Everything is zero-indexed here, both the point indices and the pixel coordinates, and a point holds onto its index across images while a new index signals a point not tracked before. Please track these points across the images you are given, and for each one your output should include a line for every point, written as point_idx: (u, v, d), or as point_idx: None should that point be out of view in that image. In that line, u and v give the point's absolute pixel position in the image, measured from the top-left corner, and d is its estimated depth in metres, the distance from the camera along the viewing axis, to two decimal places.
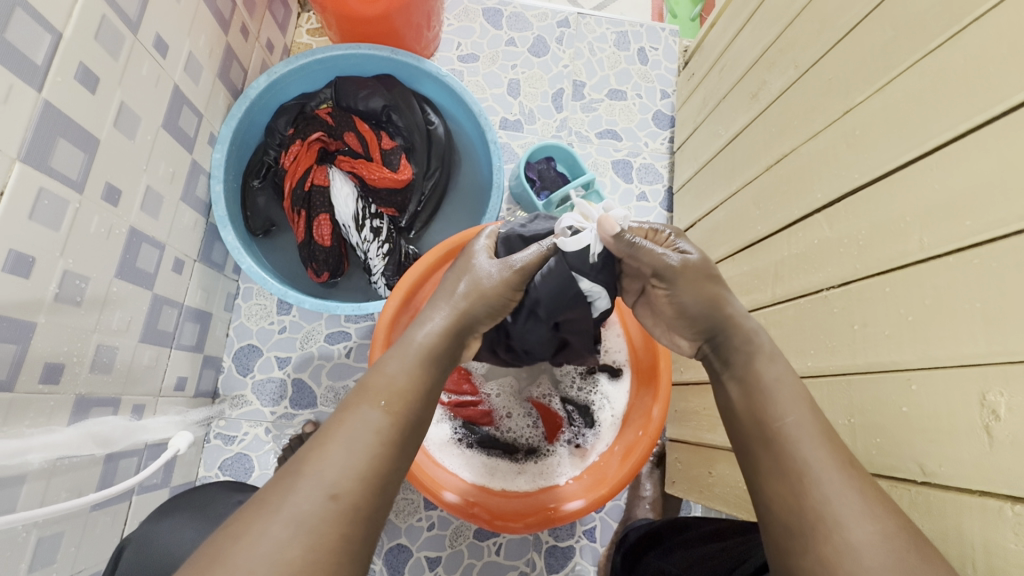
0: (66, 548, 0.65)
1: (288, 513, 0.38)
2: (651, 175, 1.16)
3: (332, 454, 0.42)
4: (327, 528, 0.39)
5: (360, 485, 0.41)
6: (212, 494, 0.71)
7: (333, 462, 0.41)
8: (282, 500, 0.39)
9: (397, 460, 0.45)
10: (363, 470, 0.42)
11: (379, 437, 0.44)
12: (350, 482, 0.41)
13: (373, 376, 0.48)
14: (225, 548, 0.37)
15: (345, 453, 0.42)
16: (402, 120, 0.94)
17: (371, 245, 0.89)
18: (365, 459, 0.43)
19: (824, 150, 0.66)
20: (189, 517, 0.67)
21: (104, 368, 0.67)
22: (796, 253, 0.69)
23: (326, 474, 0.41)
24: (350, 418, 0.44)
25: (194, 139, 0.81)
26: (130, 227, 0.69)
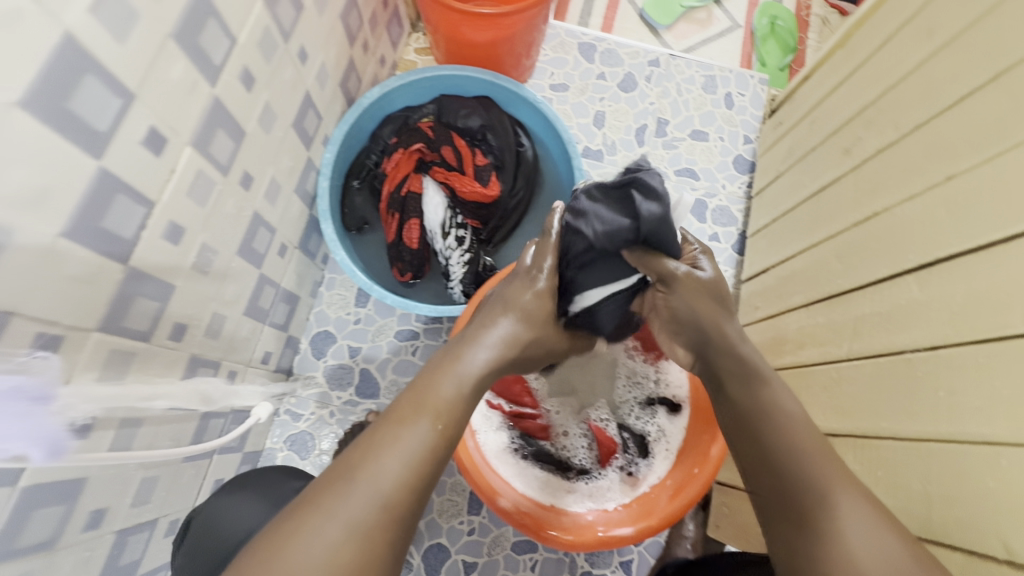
0: (159, 492, 0.71)
1: (345, 512, 0.46)
2: (725, 217, 1.16)
3: (386, 465, 0.49)
4: (378, 529, 0.46)
5: (404, 493, 0.49)
6: (273, 476, 0.76)
7: (385, 471, 0.49)
8: (340, 501, 0.46)
9: (435, 473, 0.52)
10: (408, 480, 0.49)
11: (424, 451, 0.52)
12: (396, 491, 0.48)
13: (431, 388, 0.57)
14: (288, 538, 0.44)
15: (395, 464, 0.49)
16: (496, 139, 1.00)
17: (454, 252, 0.94)
18: (414, 471, 0.50)
19: (921, 213, 0.66)
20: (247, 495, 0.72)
21: (214, 334, 0.74)
22: (879, 311, 0.68)
23: (379, 481, 0.48)
24: (401, 435, 0.51)
25: (312, 137, 0.90)
26: (254, 211, 0.76)
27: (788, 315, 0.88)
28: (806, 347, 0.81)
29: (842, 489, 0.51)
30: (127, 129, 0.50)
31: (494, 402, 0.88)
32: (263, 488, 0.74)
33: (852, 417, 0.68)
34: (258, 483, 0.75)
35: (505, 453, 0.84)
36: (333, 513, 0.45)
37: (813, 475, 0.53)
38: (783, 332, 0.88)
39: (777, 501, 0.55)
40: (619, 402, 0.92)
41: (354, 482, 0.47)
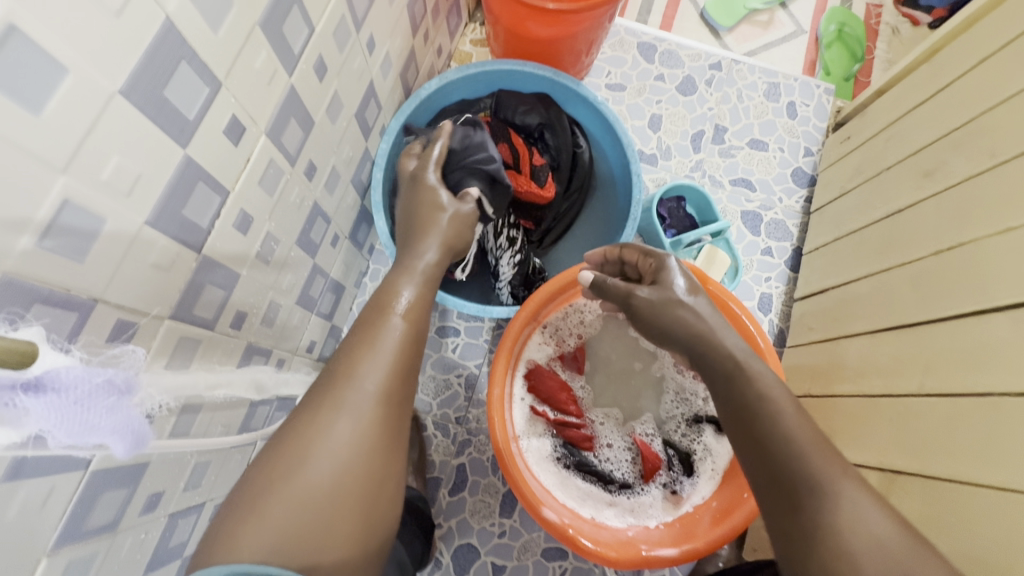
0: (209, 477, 0.71)
1: (341, 416, 0.50)
2: (780, 231, 1.13)
3: (365, 371, 0.53)
4: (371, 418, 0.52)
5: (390, 386, 0.54)
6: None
7: (367, 374, 0.53)
8: (332, 409, 0.51)
9: (412, 363, 0.58)
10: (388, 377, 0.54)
11: (393, 355, 0.56)
12: (379, 385, 0.53)
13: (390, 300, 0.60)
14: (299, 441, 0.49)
15: (372, 365, 0.54)
16: (554, 139, 0.98)
17: (504, 253, 0.91)
18: (388, 368, 0.54)
19: (1017, 247, 0.62)
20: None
21: (268, 322, 0.74)
22: (957, 347, 0.65)
23: (363, 382, 0.52)
24: (367, 347, 0.55)
25: (371, 128, 0.89)
26: (314, 200, 0.76)
27: (847, 341, 0.85)
28: (868, 375, 0.78)
29: (839, 474, 0.52)
30: (212, 117, 0.49)
31: (539, 409, 0.86)
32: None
33: (921, 456, 0.64)
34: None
35: (548, 461, 0.83)
36: (328, 421, 0.50)
37: (808, 467, 0.53)
38: (842, 357, 0.85)
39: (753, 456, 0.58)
40: (665, 417, 0.90)
41: (340, 391, 0.52)
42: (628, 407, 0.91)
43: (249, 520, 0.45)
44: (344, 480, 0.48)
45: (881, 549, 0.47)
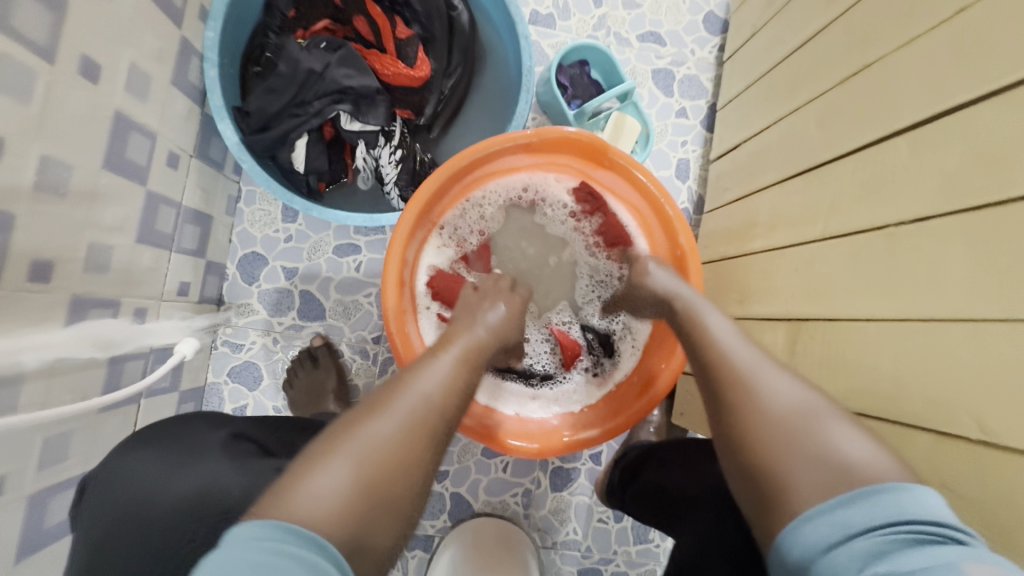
0: (77, 448, 0.63)
1: (398, 413, 0.46)
2: (694, 89, 1.04)
3: (426, 379, 0.50)
4: (429, 428, 0.46)
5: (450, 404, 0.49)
6: (188, 424, 0.58)
7: (426, 383, 0.49)
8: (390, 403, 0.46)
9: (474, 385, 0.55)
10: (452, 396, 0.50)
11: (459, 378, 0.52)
12: (441, 400, 0.49)
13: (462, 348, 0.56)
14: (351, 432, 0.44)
15: (433, 378, 0.50)
16: (421, 3, 0.81)
17: (382, 150, 0.80)
18: (453, 388, 0.50)
19: (921, 61, 0.55)
20: (160, 446, 0.55)
21: (101, 268, 0.62)
22: (861, 182, 0.60)
23: (424, 392, 0.48)
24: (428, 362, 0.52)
25: (181, 10, 0.70)
26: (116, 110, 0.61)
27: (759, 196, 0.81)
28: (778, 228, 0.74)
29: (747, 353, 0.51)
30: None
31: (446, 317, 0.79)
32: (175, 436, 0.56)
33: (827, 301, 0.62)
34: (160, 433, 0.57)
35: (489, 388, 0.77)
36: (392, 404, 0.46)
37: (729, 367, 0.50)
38: (754, 215, 0.81)
39: (705, 372, 0.52)
40: (583, 303, 0.86)
41: (399, 391, 0.48)
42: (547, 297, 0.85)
43: (293, 492, 0.39)
44: (388, 493, 0.42)
45: (810, 433, 0.44)
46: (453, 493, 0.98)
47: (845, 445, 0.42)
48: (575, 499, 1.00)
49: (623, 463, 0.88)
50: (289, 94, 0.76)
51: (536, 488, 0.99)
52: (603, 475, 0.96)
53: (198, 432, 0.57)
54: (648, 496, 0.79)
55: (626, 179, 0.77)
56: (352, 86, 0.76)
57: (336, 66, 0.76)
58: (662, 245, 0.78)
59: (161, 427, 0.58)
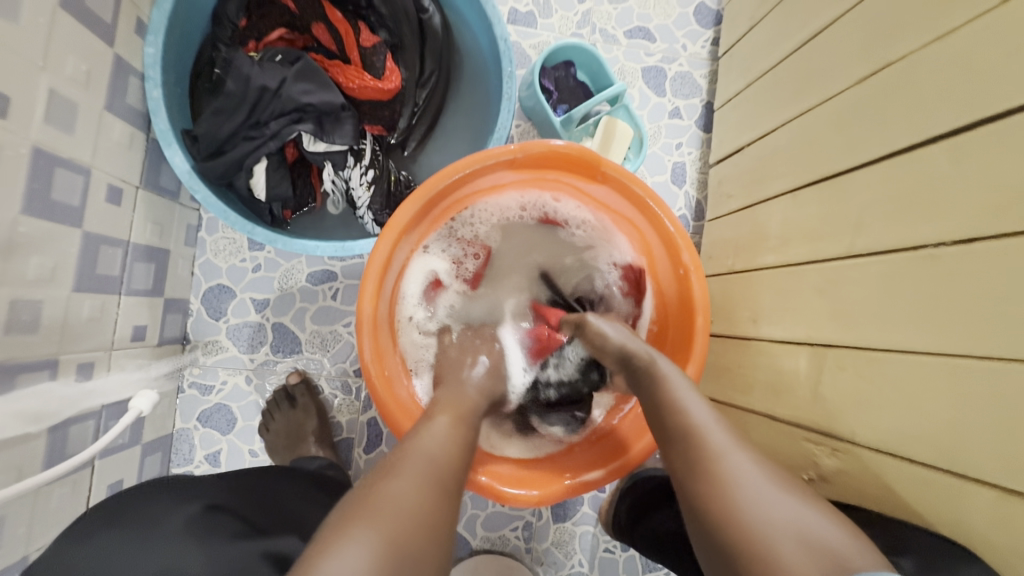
0: (14, 531, 0.55)
1: (410, 477, 0.42)
2: (687, 87, 0.97)
3: (428, 441, 0.46)
4: (444, 490, 0.43)
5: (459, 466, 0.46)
6: (146, 500, 0.49)
7: (432, 445, 0.46)
8: (400, 469, 0.43)
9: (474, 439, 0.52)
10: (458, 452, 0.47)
11: (461, 436, 0.49)
12: (449, 460, 0.46)
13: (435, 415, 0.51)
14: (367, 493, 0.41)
15: (437, 439, 0.47)
16: (386, 6, 0.73)
17: (352, 171, 0.72)
18: (457, 447, 0.48)
19: (958, 58, 0.48)
20: (107, 533, 0.45)
21: (29, 328, 0.54)
22: (890, 196, 0.54)
23: (432, 453, 0.45)
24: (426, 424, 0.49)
25: (114, 26, 0.62)
26: (35, 145, 0.53)
27: (768, 206, 0.74)
28: (791, 243, 0.68)
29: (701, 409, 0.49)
30: None
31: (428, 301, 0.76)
32: (126, 517, 0.47)
33: (853, 327, 0.56)
34: (115, 509, 0.48)
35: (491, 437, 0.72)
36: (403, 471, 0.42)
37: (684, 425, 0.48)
38: (764, 226, 0.74)
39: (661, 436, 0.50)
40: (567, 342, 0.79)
41: (407, 455, 0.44)
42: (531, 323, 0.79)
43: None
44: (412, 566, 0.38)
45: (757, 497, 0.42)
46: None
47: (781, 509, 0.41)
48: (579, 530, 0.94)
49: (631, 497, 0.82)
50: (242, 114, 0.68)
51: (537, 520, 0.93)
52: (606, 504, 0.90)
53: (157, 508, 0.48)
54: (681, 540, 0.71)
55: (620, 192, 0.70)
56: (312, 103, 0.69)
57: (293, 81, 0.68)
58: (665, 268, 0.71)
59: (111, 505, 0.49)
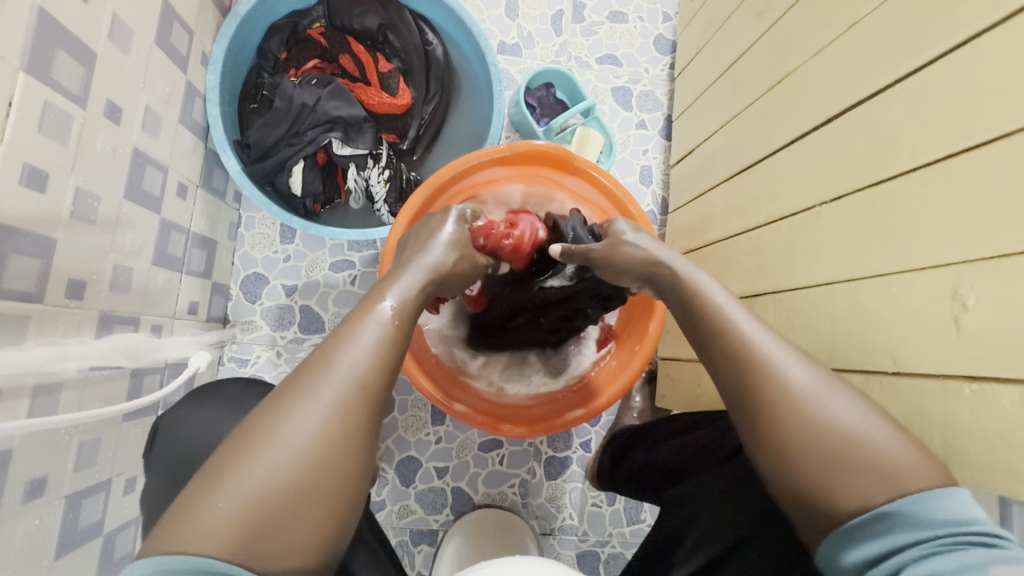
0: (105, 453, 0.69)
1: (322, 399, 0.42)
2: (650, 103, 1.14)
3: (354, 354, 0.44)
4: (355, 410, 0.42)
5: (380, 379, 0.45)
6: (230, 388, 0.69)
7: (353, 360, 0.44)
8: (313, 387, 0.42)
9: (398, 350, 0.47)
10: (384, 368, 0.45)
11: (391, 346, 0.46)
12: (373, 374, 0.44)
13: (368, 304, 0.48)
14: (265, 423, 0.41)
15: (364, 352, 0.44)
16: (399, 40, 0.91)
17: (371, 171, 0.89)
18: (383, 357, 0.45)
19: (824, 67, 0.65)
20: (208, 402, 0.66)
21: (123, 288, 0.69)
22: (792, 172, 0.69)
23: (352, 369, 0.43)
24: (356, 328, 0.46)
25: (186, 58, 0.79)
26: (134, 147, 0.69)
27: (713, 193, 0.90)
28: (731, 219, 0.83)
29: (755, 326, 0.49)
30: None
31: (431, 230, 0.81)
32: (219, 394, 0.67)
33: (772, 277, 0.71)
34: (202, 393, 0.67)
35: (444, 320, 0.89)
36: (303, 401, 0.42)
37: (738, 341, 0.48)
38: (710, 209, 0.90)
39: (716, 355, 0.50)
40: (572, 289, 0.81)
41: (324, 372, 0.43)
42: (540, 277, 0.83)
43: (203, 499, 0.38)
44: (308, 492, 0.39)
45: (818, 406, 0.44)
46: (454, 488, 1.04)
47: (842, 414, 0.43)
48: (570, 486, 1.06)
49: (612, 447, 0.93)
50: (285, 126, 0.85)
51: (532, 477, 1.06)
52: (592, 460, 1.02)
53: (239, 391, 0.68)
54: (645, 472, 0.80)
55: (592, 184, 0.86)
56: (341, 116, 0.85)
57: (326, 99, 0.85)
58: None
59: (206, 389, 0.69)
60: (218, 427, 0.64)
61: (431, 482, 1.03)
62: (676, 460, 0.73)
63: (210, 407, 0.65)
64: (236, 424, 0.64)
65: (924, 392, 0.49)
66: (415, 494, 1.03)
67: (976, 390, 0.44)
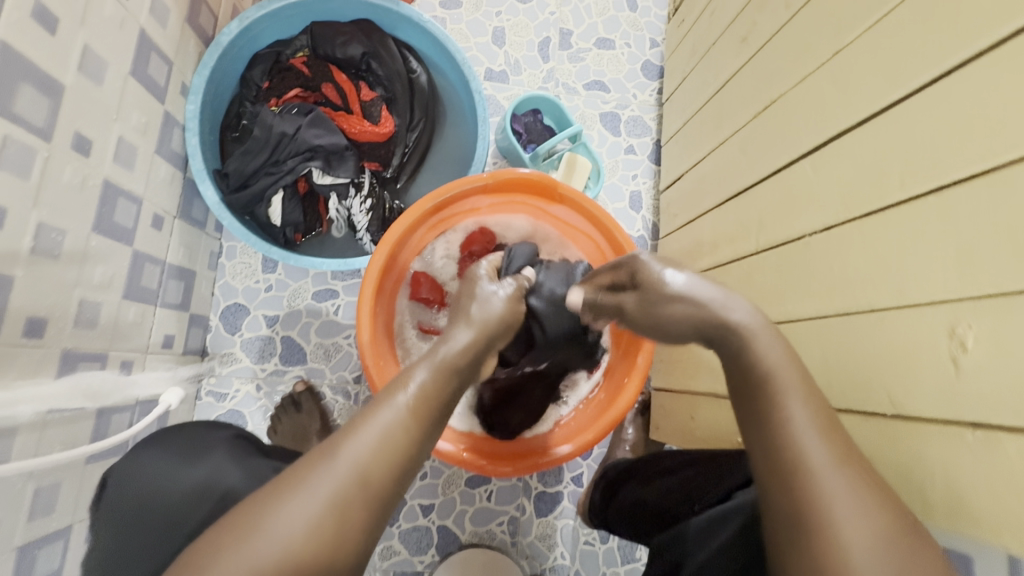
0: (65, 498, 0.65)
1: (322, 494, 0.38)
2: (639, 128, 1.14)
3: (364, 442, 0.40)
4: (353, 510, 0.38)
5: (389, 473, 0.40)
6: (192, 428, 0.60)
7: (363, 449, 0.40)
8: (316, 478, 0.38)
9: (421, 442, 0.43)
10: (395, 461, 0.41)
11: (407, 436, 0.42)
12: (382, 470, 0.40)
13: (403, 380, 0.45)
14: (263, 512, 0.37)
15: (376, 440, 0.40)
16: (382, 68, 0.91)
17: (353, 200, 0.87)
18: (396, 450, 0.41)
19: (808, 95, 0.64)
20: (168, 446, 0.57)
21: (89, 323, 0.67)
22: (779, 200, 0.67)
23: (360, 461, 0.39)
24: (376, 411, 0.42)
25: (165, 88, 0.78)
26: (105, 178, 0.67)
27: (702, 220, 0.88)
28: (720, 246, 0.81)
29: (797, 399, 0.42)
30: None
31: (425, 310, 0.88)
32: (179, 436, 0.59)
33: (762, 307, 0.68)
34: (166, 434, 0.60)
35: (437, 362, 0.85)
36: (305, 490, 0.38)
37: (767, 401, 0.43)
38: (700, 236, 0.88)
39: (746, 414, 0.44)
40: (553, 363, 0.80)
41: (331, 459, 0.39)
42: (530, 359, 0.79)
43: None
44: None
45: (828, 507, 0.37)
46: (440, 526, 0.99)
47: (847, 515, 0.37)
48: (561, 523, 1.01)
49: (602, 482, 0.88)
50: (265, 154, 0.83)
51: (522, 514, 1.01)
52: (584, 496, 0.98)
53: (202, 433, 0.60)
54: (640, 512, 0.77)
55: (577, 211, 0.84)
56: (322, 144, 0.84)
57: (307, 128, 0.84)
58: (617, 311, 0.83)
59: (167, 431, 0.60)
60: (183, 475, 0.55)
61: (416, 520, 0.99)
62: (665, 502, 0.72)
63: (167, 449, 0.57)
64: (201, 471, 0.55)
65: (925, 435, 0.46)
66: (399, 533, 0.98)
67: (979, 436, 0.41)
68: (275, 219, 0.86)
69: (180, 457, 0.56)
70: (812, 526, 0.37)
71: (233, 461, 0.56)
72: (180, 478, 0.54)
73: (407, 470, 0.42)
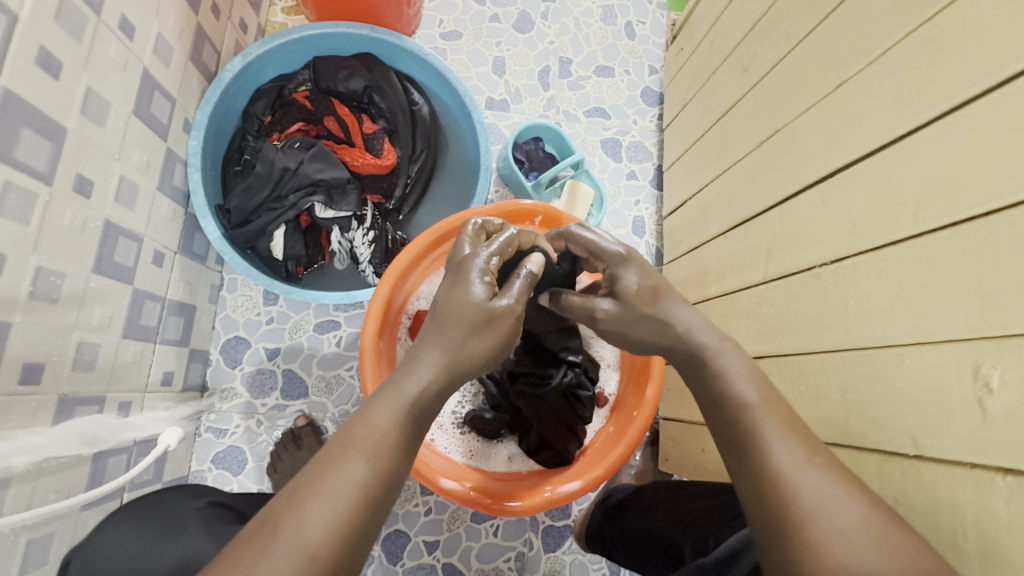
0: (59, 549, 0.63)
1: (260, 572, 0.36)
2: (640, 154, 1.14)
3: (310, 511, 0.39)
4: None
5: (335, 543, 0.39)
6: (171, 496, 0.58)
7: (314, 518, 0.39)
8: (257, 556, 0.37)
9: (374, 513, 0.41)
10: (347, 538, 0.39)
11: (363, 497, 0.41)
12: (329, 546, 0.38)
13: (359, 427, 0.44)
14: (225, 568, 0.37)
15: (325, 508, 0.39)
16: (385, 101, 0.91)
17: (355, 233, 0.87)
18: (345, 521, 0.39)
19: (813, 125, 0.64)
20: (140, 520, 0.55)
21: (87, 366, 0.66)
22: (787, 230, 0.67)
23: (304, 534, 0.38)
24: (332, 468, 0.41)
25: (167, 125, 0.78)
26: (106, 220, 0.66)
27: (708, 247, 0.87)
28: (726, 275, 0.80)
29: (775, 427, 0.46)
30: None
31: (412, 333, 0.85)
32: (155, 510, 0.56)
33: (773, 338, 0.67)
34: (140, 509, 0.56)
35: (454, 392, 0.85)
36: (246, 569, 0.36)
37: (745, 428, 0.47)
38: (706, 263, 0.87)
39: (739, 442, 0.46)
40: (574, 410, 0.79)
41: (274, 535, 0.38)
42: (553, 411, 0.77)
43: None
44: None
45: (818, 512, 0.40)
46: (445, 564, 0.96)
47: (835, 512, 0.40)
48: (570, 558, 0.98)
49: (606, 504, 0.85)
50: (267, 189, 0.83)
51: (529, 549, 0.98)
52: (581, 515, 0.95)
53: (178, 505, 0.57)
54: (648, 540, 0.72)
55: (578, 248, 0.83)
56: (325, 178, 0.84)
57: (309, 163, 0.84)
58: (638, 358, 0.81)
59: (141, 503, 0.57)
60: (161, 552, 0.52)
61: (420, 558, 0.96)
62: (675, 532, 0.68)
63: (139, 529, 0.53)
64: (176, 550, 0.52)
65: (952, 479, 0.44)
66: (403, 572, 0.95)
67: (1011, 482, 0.39)
68: (275, 252, 0.86)
69: (152, 536, 0.53)
70: (805, 532, 0.40)
71: (213, 537, 0.54)
72: (151, 562, 0.51)
73: (360, 543, 0.40)
